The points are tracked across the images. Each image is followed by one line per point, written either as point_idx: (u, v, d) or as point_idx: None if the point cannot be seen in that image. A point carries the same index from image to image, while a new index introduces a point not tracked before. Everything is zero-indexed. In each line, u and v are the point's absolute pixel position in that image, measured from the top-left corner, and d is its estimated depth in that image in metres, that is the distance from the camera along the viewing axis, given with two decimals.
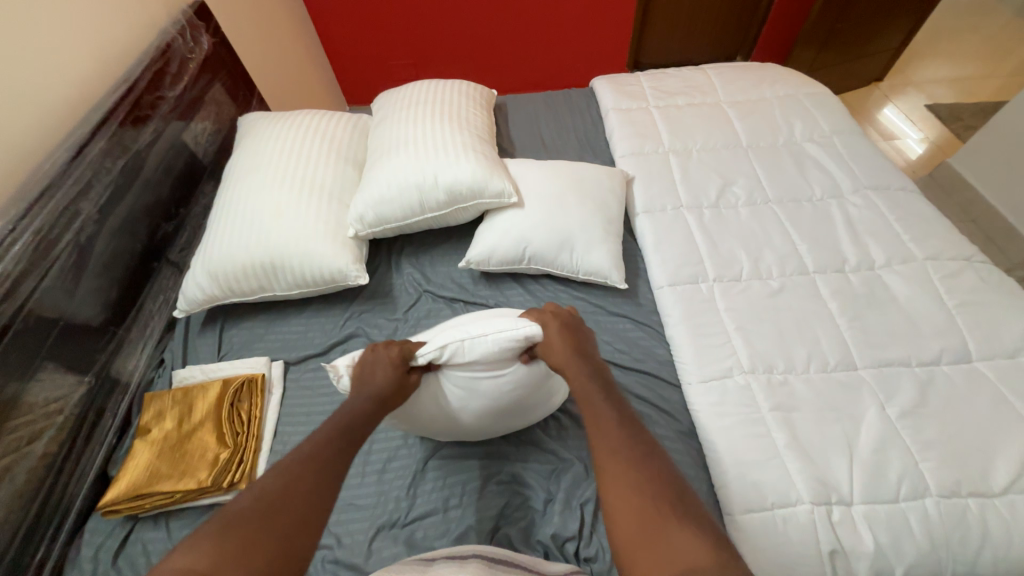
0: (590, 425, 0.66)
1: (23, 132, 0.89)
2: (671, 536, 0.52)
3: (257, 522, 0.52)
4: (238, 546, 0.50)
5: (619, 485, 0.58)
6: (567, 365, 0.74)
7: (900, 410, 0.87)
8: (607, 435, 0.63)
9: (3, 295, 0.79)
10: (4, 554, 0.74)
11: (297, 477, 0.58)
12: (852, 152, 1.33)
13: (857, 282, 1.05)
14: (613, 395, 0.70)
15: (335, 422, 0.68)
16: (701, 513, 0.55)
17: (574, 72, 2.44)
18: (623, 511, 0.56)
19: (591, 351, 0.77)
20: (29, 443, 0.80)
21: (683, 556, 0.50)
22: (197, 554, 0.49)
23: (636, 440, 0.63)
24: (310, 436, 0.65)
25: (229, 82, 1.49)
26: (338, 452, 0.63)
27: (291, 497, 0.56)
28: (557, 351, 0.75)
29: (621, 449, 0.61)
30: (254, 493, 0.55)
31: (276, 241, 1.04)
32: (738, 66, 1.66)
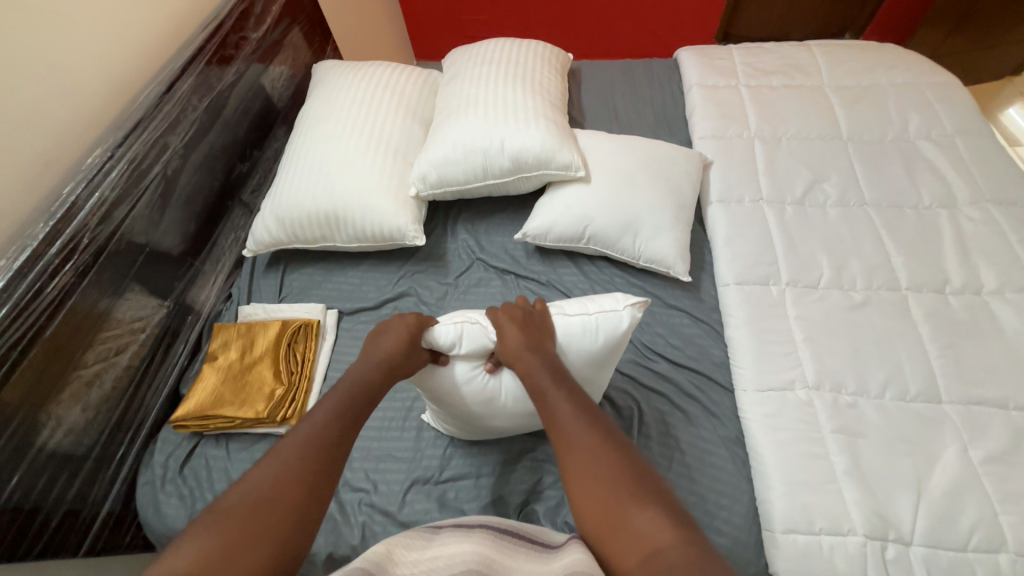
0: (548, 418, 0.65)
1: (123, 64, 0.93)
2: (634, 519, 0.52)
3: (248, 515, 0.51)
4: (223, 542, 0.48)
5: (581, 474, 0.58)
6: (520, 356, 0.71)
7: (985, 455, 0.78)
8: (566, 423, 0.63)
9: (101, 218, 0.85)
10: (92, 449, 0.84)
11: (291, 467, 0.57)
12: (974, 156, 1.16)
13: (957, 306, 0.93)
14: (566, 378, 0.69)
15: (338, 403, 0.65)
16: (662, 490, 0.56)
17: (655, 39, 2.25)
18: (586, 503, 0.56)
19: (551, 345, 0.73)
20: (116, 355, 0.88)
21: (644, 534, 0.51)
22: (181, 553, 0.47)
23: (596, 424, 0.62)
24: (315, 417, 0.63)
25: (308, 27, 1.50)
26: (341, 436, 0.62)
27: (287, 490, 0.54)
28: (512, 343, 0.72)
29: (578, 438, 0.61)
30: (237, 491, 0.54)
31: (340, 193, 1.06)
32: (849, 44, 1.47)
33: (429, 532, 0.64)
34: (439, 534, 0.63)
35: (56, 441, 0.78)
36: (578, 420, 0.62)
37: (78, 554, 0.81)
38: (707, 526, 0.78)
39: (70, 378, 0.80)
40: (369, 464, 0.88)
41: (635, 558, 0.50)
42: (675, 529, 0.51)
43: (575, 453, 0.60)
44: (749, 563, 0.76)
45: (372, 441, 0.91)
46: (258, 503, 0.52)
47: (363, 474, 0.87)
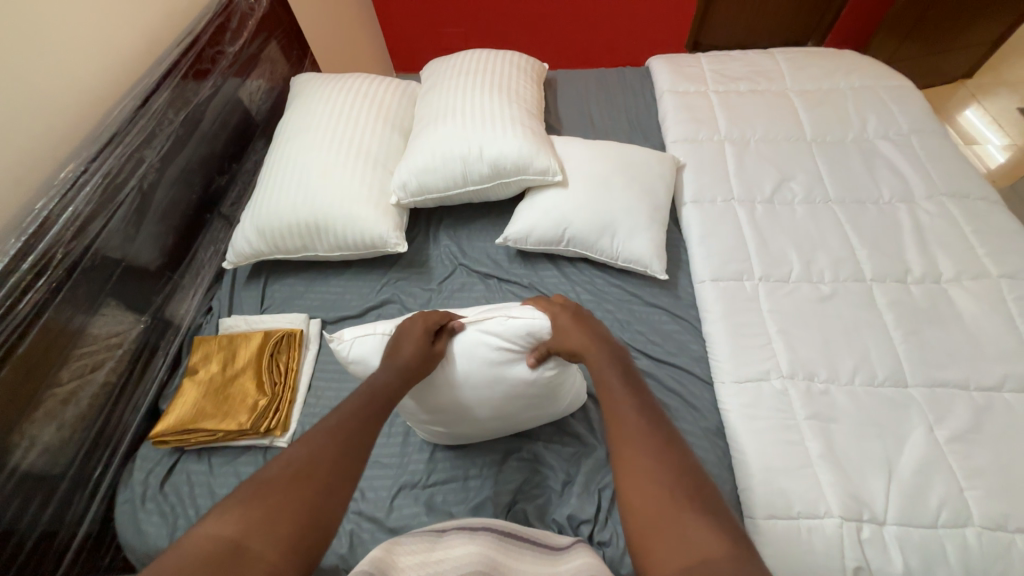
0: (607, 408, 0.64)
1: (97, 78, 0.93)
2: (685, 523, 0.51)
3: (287, 488, 0.52)
4: (263, 513, 0.50)
5: (637, 471, 0.56)
6: (580, 347, 0.72)
7: (949, 434, 0.82)
8: (626, 421, 0.61)
9: (75, 233, 0.84)
10: (68, 468, 0.82)
11: (324, 446, 0.57)
12: (929, 153, 1.22)
13: (918, 295, 0.98)
14: (631, 378, 0.68)
15: (364, 395, 0.66)
16: (720, 505, 0.53)
17: (628, 49, 2.33)
18: (635, 494, 0.55)
19: (614, 347, 0.73)
20: (92, 371, 0.87)
21: (696, 545, 0.48)
22: (225, 519, 0.49)
23: (656, 429, 0.60)
24: (346, 405, 0.64)
25: (285, 40, 1.51)
26: (369, 422, 0.63)
27: (321, 465, 0.55)
28: (579, 338, 0.72)
29: (640, 439, 0.59)
30: (276, 466, 0.55)
31: (321, 203, 1.06)
32: (809, 51, 1.54)
33: (433, 535, 0.63)
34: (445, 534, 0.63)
35: (30, 461, 0.76)
36: (639, 421, 0.61)
37: None
38: None
39: (43, 396, 0.78)
40: None
41: (681, 562, 0.48)
42: (727, 542, 0.49)
43: (634, 449, 0.58)
44: None
45: None
46: (298, 476, 0.54)
47: None
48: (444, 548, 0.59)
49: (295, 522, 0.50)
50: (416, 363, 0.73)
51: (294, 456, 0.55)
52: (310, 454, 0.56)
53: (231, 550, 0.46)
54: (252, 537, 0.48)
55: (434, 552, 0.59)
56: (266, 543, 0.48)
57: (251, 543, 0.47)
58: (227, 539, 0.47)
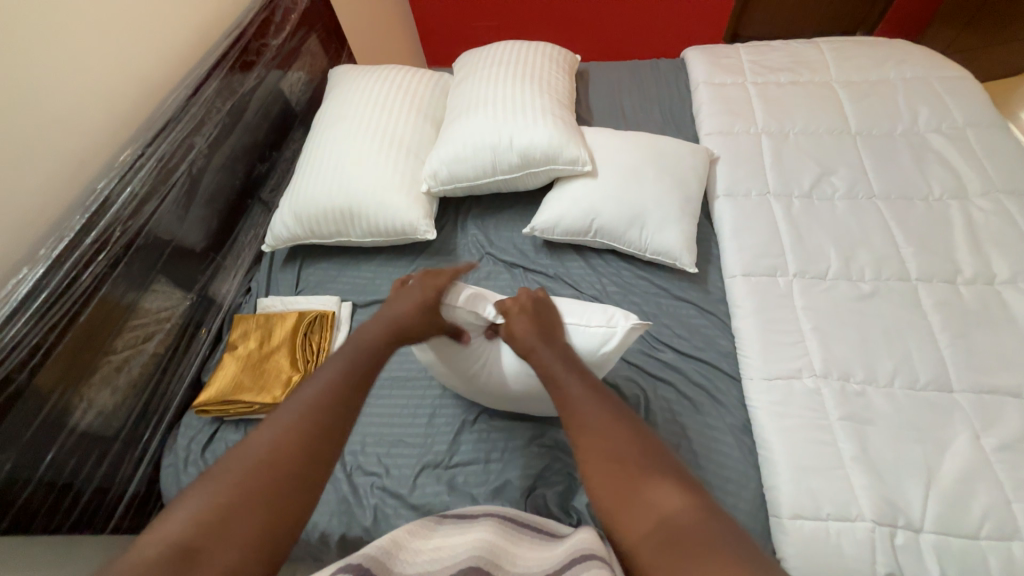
0: (557, 397, 0.66)
1: (154, 68, 0.99)
2: (645, 488, 0.52)
3: (248, 480, 0.51)
4: (219, 509, 0.48)
5: (594, 452, 0.57)
6: (525, 344, 0.74)
7: (997, 443, 0.77)
8: (575, 401, 0.63)
9: (132, 213, 0.90)
10: (121, 431, 0.88)
11: (290, 433, 0.55)
12: (987, 147, 1.15)
13: (968, 296, 0.93)
14: (577, 363, 0.71)
15: (345, 362, 0.65)
16: (671, 460, 0.56)
17: (663, 42, 2.28)
18: (598, 475, 0.55)
19: (559, 333, 0.77)
20: (143, 342, 0.93)
21: (659, 509, 0.50)
22: (178, 518, 0.47)
23: (606, 402, 0.62)
24: (319, 377, 0.62)
25: (324, 34, 1.56)
26: (347, 393, 0.61)
27: (286, 453, 0.53)
28: (522, 336, 0.75)
29: (591, 416, 0.61)
30: (236, 458, 0.53)
31: (355, 189, 1.10)
32: (858, 40, 1.47)
33: (430, 524, 0.65)
34: (443, 524, 0.65)
35: (87, 422, 0.82)
36: (588, 399, 0.63)
37: (105, 530, 0.85)
38: None
39: (101, 363, 0.85)
40: (382, 449, 0.91)
41: (647, 527, 0.49)
42: (685, 496, 0.51)
43: (588, 430, 0.59)
44: None
45: (384, 426, 0.93)
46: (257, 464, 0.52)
47: (376, 458, 0.90)
48: (441, 536, 0.62)
49: (257, 519, 0.48)
50: (410, 320, 0.75)
51: (259, 447, 0.53)
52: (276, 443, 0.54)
53: (182, 552, 0.44)
54: (209, 536, 0.46)
55: (433, 538, 0.61)
56: (223, 540, 0.46)
57: (205, 542, 0.45)
58: (180, 542, 0.45)
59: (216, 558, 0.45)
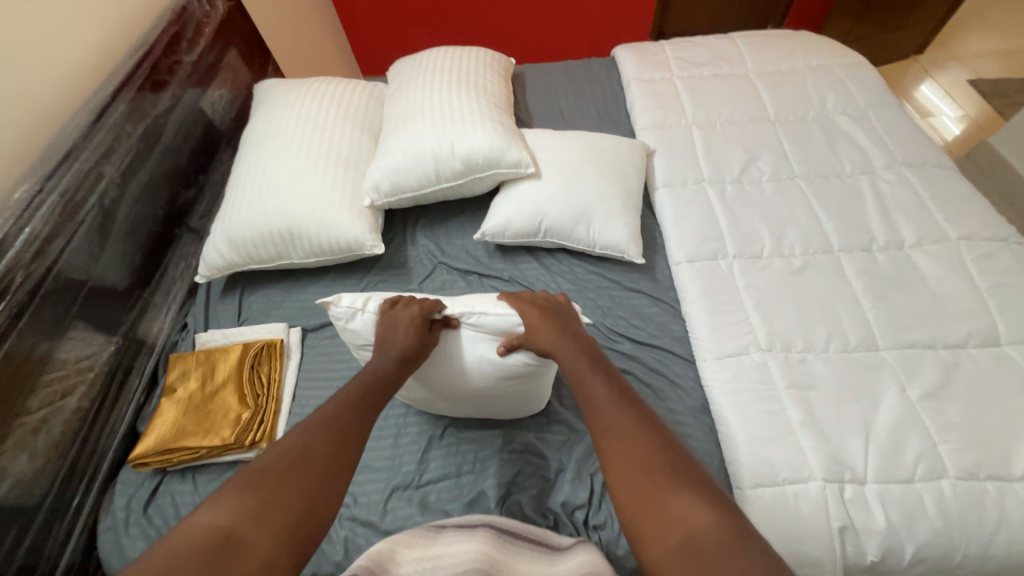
0: (584, 399, 0.68)
1: (47, 94, 0.89)
2: (669, 500, 0.54)
3: (281, 476, 0.54)
4: (260, 502, 0.51)
5: (619, 456, 0.59)
6: (548, 345, 0.74)
7: (921, 392, 0.85)
8: (602, 407, 0.65)
9: (34, 255, 0.81)
10: (44, 499, 0.79)
11: (318, 437, 0.59)
12: (886, 126, 1.27)
13: (884, 262, 1.02)
14: (601, 363, 0.72)
15: (366, 379, 0.70)
16: (698, 473, 0.57)
17: (594, 42, 2.34)
18: (623, 481, 0.57)
19: (579, 333, 0.77)
20: (63, 397, 0.84)
21: (683, 522, 0.51)
22: (219, 509, 0.50)
23: (633, 409, 0.64)
24: (341, 392, 0.67)
25: (245, 47, 1.48)
26: (366, 408, 0.67)
27: (319, 457, 0.57)
28: (546, 336, 0.74)
29: (617, 422, 0.62)
30: (270, 455, 0.57)
31: (293, 210, 1.05)
32: (768, 33, 1.58)
33: (431, 530, 0.64)
34: (443, 531, 0.64)
35: (1, 495, 0.73)
36: (616, 406, 0.65)
37: None
38: None
39: (13, 427, 0.75)
40: None
41: (671, 539, 0.51)
42: (710, 511, 0.52)
43: (614, 435, 0.62)
44: None
45: None
46: (290, 465, 0.56)
47: None
48: (443, 544, 0.61)
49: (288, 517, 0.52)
50: (413, 346, 0.74)
51: (289, 448, 0.58)
52: (304, 447, 0.58)
53: (222, 539, 0.48)
54: (245, 525, 0.49)
55: (433, 548, 0.61)
56: (259, 531, 0.49)
57: (243, 531, 0.49)
58: (221, 528, 0.49)
59: (252, 547, 0.48)
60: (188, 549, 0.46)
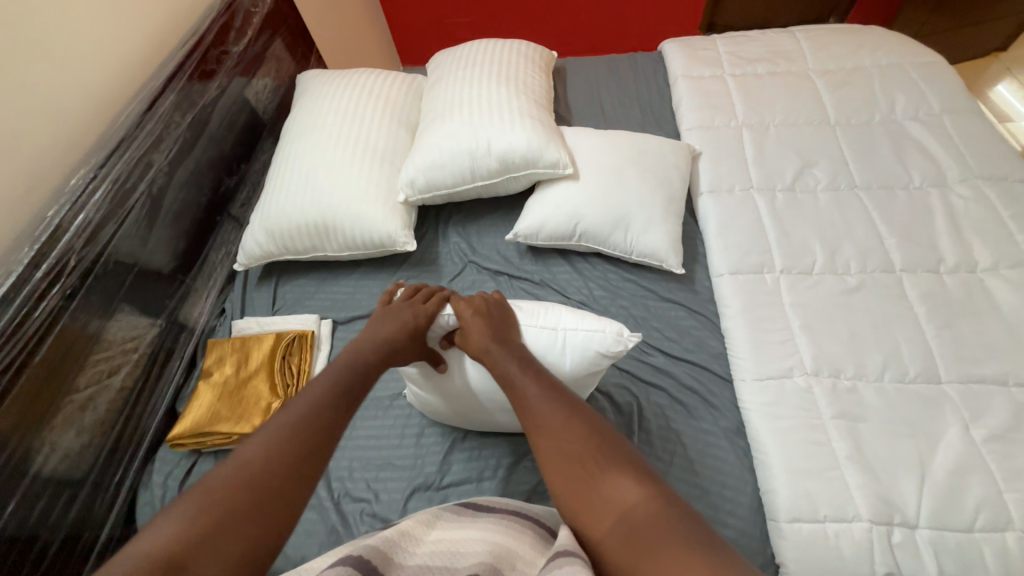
0: (513, 399, 0.66)
1: (104, 82, 0.93)
2: (603, 488, 0.53)
3: (235, 499, 0.50)
4: (213, 520, 0.48)
5: (551, 453, 0.58)
6: (473, 343, 0.73)
7: (987, 433, 0.77)
8: (532, 404, 0.63)
9: (87, 239, 0.85)
10: (90, 472, 0.83)
11: (279, 446, 0.56)
12: (963, 133, 1.15)
13: (952, 285, 0.93)
14: (532, 363, 0.69)
15: (335, 380, 0.67)
16: (625, 450, 0.57)
17: (639, 34, 2.25)
18: (558, 480, 0.56)
19: (514, 337, 0.74)
20: (109, 376, 0.88)
21: (618, 505, 0.51)
22: (173, 526, 0.47)
23: (561, 399, 0.63)
24: (302, 400, 0.63)
25: (290, 38, 1.49)
26: (332, 417, 0.62)
27: (277, 466, 0.54)
28: (477, 337, 0.73)
29: (546, 419, 0.61)
30: (227, 467, 0.53)
31: (329, 203, 1.05)
32: (833, 28, 1.47)
33: (433, 515, 0.60)
34: (444, 516, 0.60)
35: (52, 467, 0.77)
36: (544, 400, 0.63)
37: None
38: (713, 518, 0.77)
39: (63, 403, 0.80)
40: (370, 474, 0.87)
41: (610, 525, 0.50)
42: (641, 490, 0.51)
43: (544, 431, 0.60)
44: (756, 556, 0.75)
45: (372, 450, 0.90)
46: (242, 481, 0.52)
47: (364, 483, 0.86)
48: (444, 527, 0.57)
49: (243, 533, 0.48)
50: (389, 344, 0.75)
51: (250, 457, 0.54)
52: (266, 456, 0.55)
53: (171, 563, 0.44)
54: (192, 554, 0.45)
55: (436, 532, 0.56)
56: (208, 560, 0.46)
57: (190, 559, 0.45)
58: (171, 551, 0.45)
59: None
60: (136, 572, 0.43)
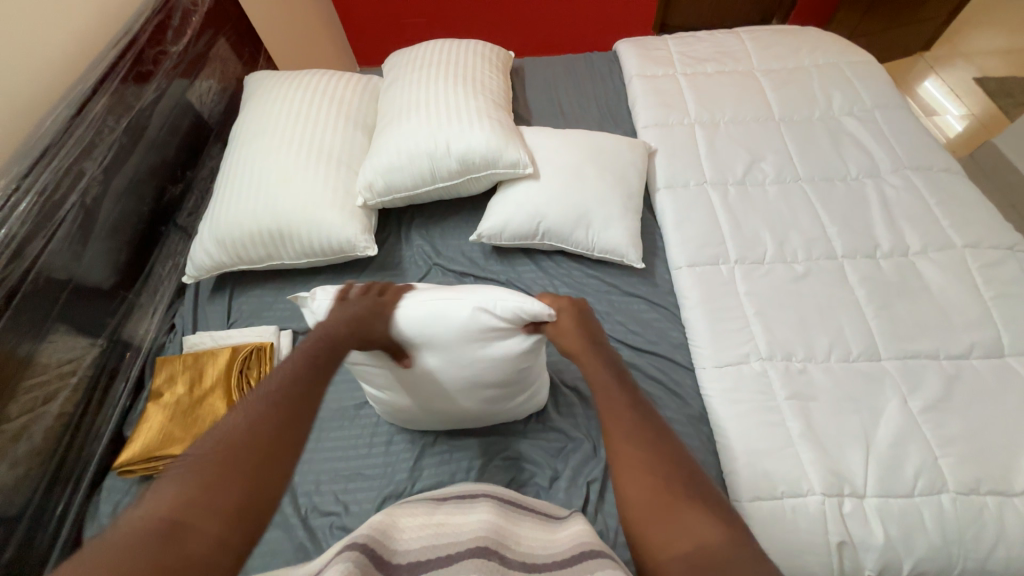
0: (602, 404, 0.64)
1: (22, 86, 0.85)
2: (683, 516, 0.52)
3: (226, 458, 0.49)
4: (205, 484, 0.46)
5: (630, 463, 0.58)
6: (574, 346, 0.71)
7: (922, 404, 0.84)
8: (622, 416, 0.62)
9: (11, 256, 0.78)
10: (26, 507, 0.77)
11: (262, 410, 0.54)
12: (893, 127, 1.24)
13: (888, 269, 1.00)
14: (624, 376, 0.69)
15: (309, 347, 0.65)
16: (707, 487, 0.56)
17: (595, 34, 2.29)
18: (633, 491, 0.56)
19: (605, 342, 0.74)
20: (45, 403, 0.81)
21: (696, 536, 0.50)
22: (162, 497, 0.45)
23: (650, 422, 0.62)
24: (284, 368, 0.61)
25: (235, 37, 1.43)
26: (313, 379, 0.61)
27: (262, 428, 0.52)
28: (573, 339, 0.71)
29: (633, 431, 0.60)
30: (213, 437, 0.51)
31: (284, 209, 1.01)
32: (775, 29, 1.54)
33: (430, 501, 0.60)
34: (443, 502, 0.59)
35: None
36: (633, 415, 0.62)
37: None
38: None
39: None
40: (338, 486, 0.85)
41: (681, 550, 0.49)
42: (722, 528, 0.51)
43: (627, 441, 0.59)
44: None
45: (339, 461, 0.88)
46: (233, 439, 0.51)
47: (333, 496, 0.84)
48: (444, 513, 0.56)
49: (238, 492, 0.47)
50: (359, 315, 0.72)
51: (237, 421, 0.53)
52: (250, 420, 0.53)
53: (167, 526, 0.42)
54: (195, 513, 0.44)
55: (436, 517, 0.55)
56: (208, 515, 0.44)
57: (190, 516, 0.44)
58: (163, 516, 0.43)
59: (203, 537, 0.43)
60: (129, 539, 0.41)
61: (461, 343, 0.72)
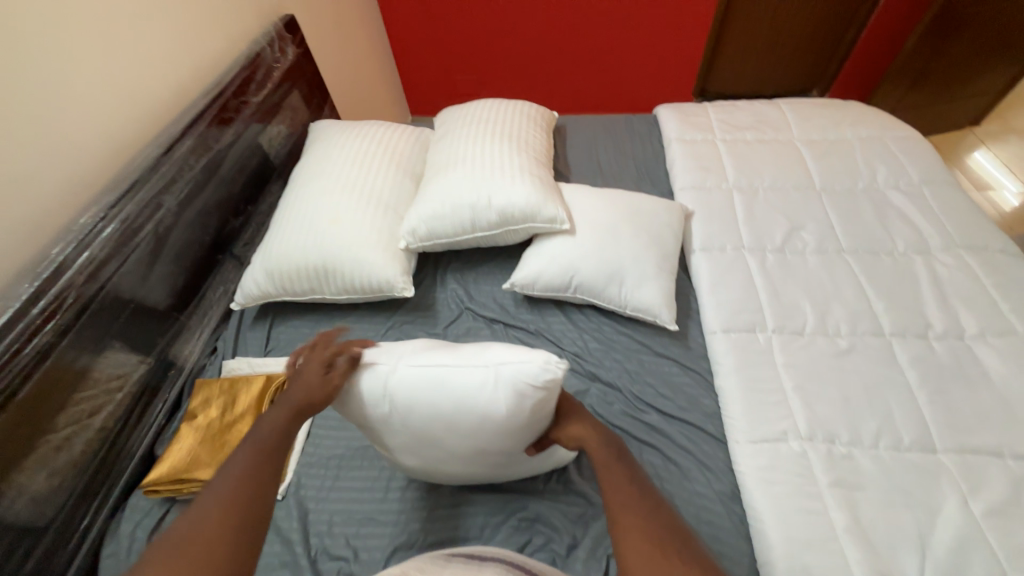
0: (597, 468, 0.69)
1: (123, 129, 0.97)
2: None
3: (219, 521, 0.55)
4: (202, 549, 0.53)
5: (625, 524, 0.61)
6: (567, 410, 0.77)
7: (987, 508, 0.75)
8: (612, 478, 0.67)
9: (88, 276, 0.86)
10: (55, 518, 0.80)
11: (250, 470, 0.61)
12: (943, 204, 1.21)
13: (941, 352, 0.94)
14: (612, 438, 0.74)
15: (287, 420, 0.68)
16: (699, 555, 0.58)
17: (636, 96, 2.40)
18: (629, 552, 0.58)
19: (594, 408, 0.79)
20: (90, 416, 0.86)
21: None
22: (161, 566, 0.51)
23: (638, 484, 0.66)
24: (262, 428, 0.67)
25: (307, 89, 1.58)
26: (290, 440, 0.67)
27: (251, 490, 0.59)
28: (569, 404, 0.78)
29: (623, 491, 0.65)
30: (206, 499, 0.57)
31: (331, 247, 1.07)
32: (816, 102, 1.57)
33: (440, 559, 0.60)
34: (452, 562, 0.59)
35: (16, 512, 0.74)
36: (620, 475, 0.67)
37: None
38: None
39: (38, 443, 0.77)
40: (350, 529, 0.84)
41: None
42: None
43: (621, 503, 0.63)
44: None
45: (354, 503, 0.87)
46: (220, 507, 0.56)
47: (344, 540, 0.82)
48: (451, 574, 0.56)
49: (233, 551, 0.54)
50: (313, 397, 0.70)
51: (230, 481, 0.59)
52: (240, 481, 0.59)
53: None
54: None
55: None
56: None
57: None
58: None
59: None
60: None
61: (462, 413, 0.70)
